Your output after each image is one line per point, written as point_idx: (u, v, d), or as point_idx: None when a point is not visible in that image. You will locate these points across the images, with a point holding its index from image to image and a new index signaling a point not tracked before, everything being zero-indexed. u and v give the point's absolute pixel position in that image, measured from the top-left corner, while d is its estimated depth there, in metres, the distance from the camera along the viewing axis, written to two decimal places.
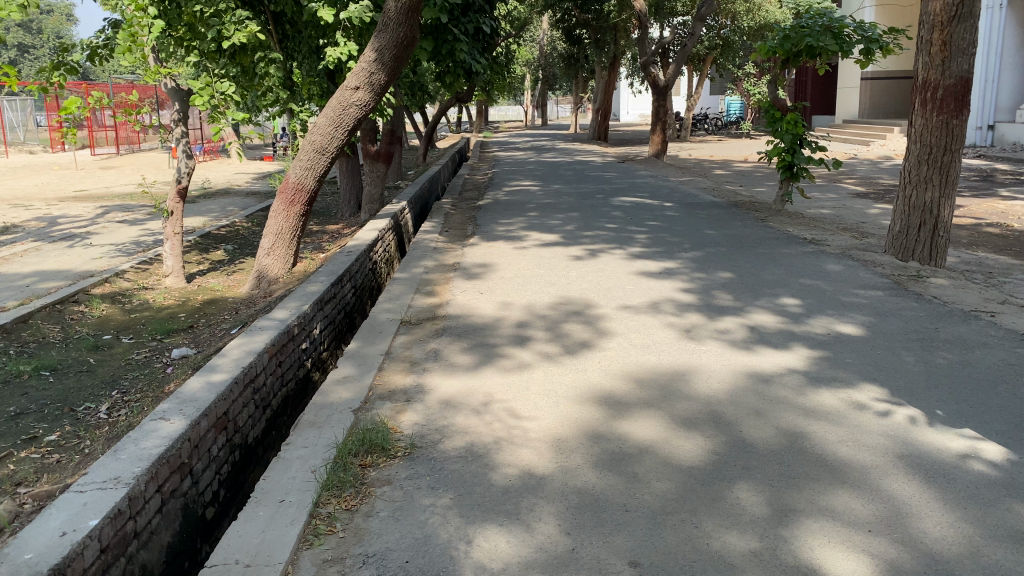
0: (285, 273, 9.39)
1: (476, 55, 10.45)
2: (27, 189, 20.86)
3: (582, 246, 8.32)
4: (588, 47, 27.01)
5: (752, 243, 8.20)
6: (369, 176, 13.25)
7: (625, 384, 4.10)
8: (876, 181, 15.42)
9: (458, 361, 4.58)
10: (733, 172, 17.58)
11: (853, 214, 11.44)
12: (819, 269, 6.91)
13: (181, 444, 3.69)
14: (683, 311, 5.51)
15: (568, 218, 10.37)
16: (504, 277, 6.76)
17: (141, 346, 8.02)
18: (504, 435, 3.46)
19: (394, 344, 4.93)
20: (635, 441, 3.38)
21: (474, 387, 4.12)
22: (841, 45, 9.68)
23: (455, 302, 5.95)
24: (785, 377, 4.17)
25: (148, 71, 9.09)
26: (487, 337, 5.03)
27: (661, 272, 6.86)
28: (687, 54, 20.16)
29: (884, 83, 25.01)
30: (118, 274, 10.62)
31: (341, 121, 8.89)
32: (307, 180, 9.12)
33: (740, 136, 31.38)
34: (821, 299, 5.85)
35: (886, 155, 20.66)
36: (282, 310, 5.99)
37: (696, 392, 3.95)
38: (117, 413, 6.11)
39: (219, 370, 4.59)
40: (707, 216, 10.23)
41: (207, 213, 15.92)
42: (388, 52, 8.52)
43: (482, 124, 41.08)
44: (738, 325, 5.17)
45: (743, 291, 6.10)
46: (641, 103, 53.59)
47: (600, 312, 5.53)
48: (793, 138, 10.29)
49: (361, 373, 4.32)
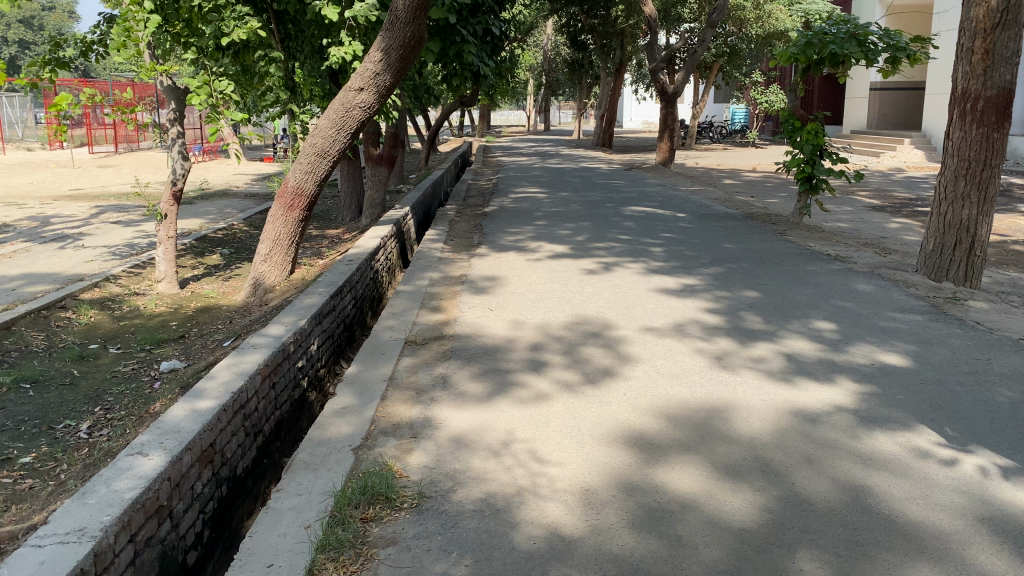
0: (282, 281, 8.98)
1: (485, 57, 10.04)
2: (22, 187, 20.44)
3: (595, 258, 7.91)
4: (595, 53, 26.63)
5: (775, 259, 7.79)
6: (370, 180, 12.87)
7: (658, 422, 3.69)
8: (890, 194, 15.03)
9: (469, 390, 4.16)
10: (743, 182, 17.20)
11: (872, 228, 11.04)
12: (849, 289, 6.51)
13: (159, 484, 3.28)
14: (712, 336, 5.10)
15: (578, 227, 9.97)
16: (515, 293, 6.35)
17: (128, 357, 7.60)
18: (527, 485, 3.06)
19: (398, 368, 4.52)
20: (675, 495, 2.99)
21: (489, 422, 3.71)
22: (867, 53, 9.27)
23: (464, 320, 5.54)
24: (833, 417, 3.77)
25: (142, 68, 8.63)
26: (500, 361, 4.62)
27: (682, 289, 6.45)
28: (695, 62, 19.65)
29: (894, 94, 24.68)
30: (109, 278, 10.20)
31: (343, 123, 8.48)
32: (307, 184, 8.71)
33: (747, 144, 31.02)
34: (858, 324, 5.45)
35: (897, 167, 20.28)
36: (277, 326, 5.58)
37: (739, 433, 3.56)
38: (98, 433, 5.68)
39: (206, 396, 4.18)
40: (723, 228, 9.83)
41: (204, 215, 15.51)
42: (394, 52, 8.12)
43: (484, 129, 40.66)
44: (771, 353, 4.78)
45: (772, 312, 5.70)
46: (645, 109, 53.28)
47: (621, 335, 5.13)
48: (813, 149, 9.88)
49: (363, 402, 3.91)
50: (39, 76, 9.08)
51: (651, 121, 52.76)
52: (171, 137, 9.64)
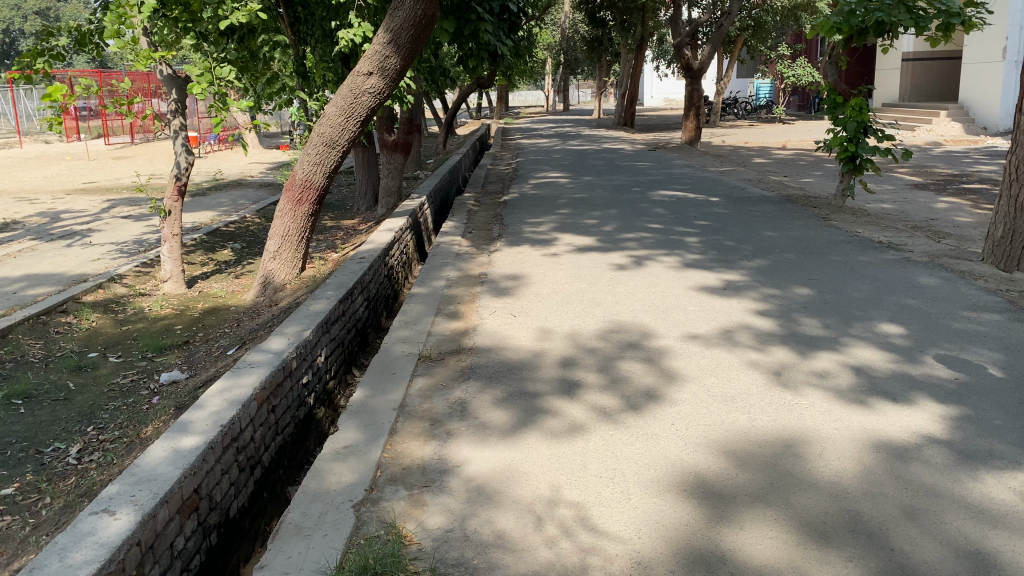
0: (293, 278, 8.41)
1: (501, 37, 9.50)
2: (35, 181, 20.09)
3: (625, 251, 7.31)
4: (615, 29, 25.82)
5: (821, 247, 7.15)
6: (386, 168, 12.31)
7: (718, 461, 3.14)
8: (932, 170, 14.24)
9: (491, 420, 3.59)
10: (774, 159, 16.47)
11: (919, 208, 10.32)
12: (911, 282, 5.87)
13: (125, 552, 2.76)
14: (766, 345, 4.50)
15: (606, 215, 9.37)
16: (540, 294, 5.77)
17: (128, 367, 7.12)
18: (571, 561, 2.52)
19: (411, 392, 3.96)
20: (751, 569, 2.45)
21: (517, 465, 3.15)
22: (916, 20, 8.48)
23: (484, 329, 4.96)
24: (926, 451, 3.19)
25: (139, 58, 8.05)
26: (526, 382, 4.04)
27: (726, 286, 5.85)
28: (721, 35, 18.81)
29: (928, 64, 23.69)
30: (114, 278, 9.72)
31: (352, 111, 7.87)
32: (316, 176, 8.10)
33: (773, 120, 30.13)
34: (930, 326, 4.82)
35: (934, 140, 19.41)
36: (279, 339, 5.04)
37: (817, 477, 3.00)
38: (88, 459, 5.19)
39: (190, 431, 3.66)
40: (761, 213, 9.17)
41: (216, 207, 15.04)
42: (404, 33, 7.55)
43: (502, 110, 39.91)
44: (836, 366, 4.17)
45: (830, 314, 5.07)
46: (666, 86, 52.41)
47: (662, 345, 4.54)
48: (857, 126, 9.15)
49: (368, 440, 3.36)
50: (32, 70, 8.51)
51: (673, 98, 51.75)
52: (172, 129, 9.07)
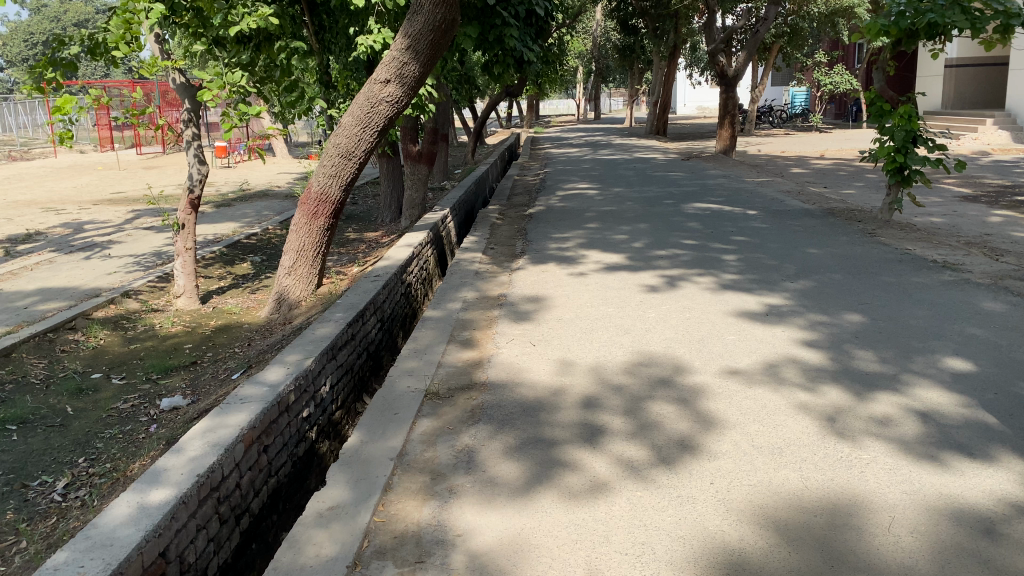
0: (308, 295, 7.98)
1: (528, 42, 9.02)
2: (65, 191, 20.07)
3: (656, 270, 6.81)
4: (647, 37, 25.36)
5: (870, 267, 6.60)
6: (409, 179, 11.90)
7: (766, 536, 2.65)
8: (981, 181, 13.55)
9: (500, 475, 3.14)
10: (813, 169, 15.87)
11: (971, 222, 9.70)
12: (974, 308, 5.31)
13: None
14: (815, 384, 3.98)
15: (636, 230, 8.90)
16: (562, 319, 5.31)
17: (131, 390, 6.75)
18: None
19: (412, 438, 3.51)
20: None
21: (527, 535, 2.71)
22: (973, 21, 7.88)
23: (500, 360, 4.50)
24: (1018, 525, 2.67)
25: (146, 64, 7.69)
26: (543, 426, 3.57)
27: (767, 311, 5.33)
28: (757, 42, 18.23)
29: (971, 71, 22.87)
30: (127, 294, 9.42)
31: (368, 120, 7.43)
32: (332, 189, 7.66)
33: (810, 129, 29.39)
34: (1001, 360, 4.27)
35: (981, 149, 18.62)
36: (277, 368, 4.61)
37: (884, 559, 2.50)
38: (74, 496, 4.80)
39: (162, 482, 3.26)
40: (802, 227, 8.64)
41: (240, 218, 14.78)
42: (423, 38, 7.15)
43: (531, 120, 39.43)
44: (899, 410, 3.64)
45: (886, 346, 4.54)
46: (699, 94, 51.79)
47: (696, 382, 4.05)
48: (906, 135, 8.56)
49: (357, 500, 2.94)
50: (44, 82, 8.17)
51: (706, 107, 51.08)
52: (186, 140, 8.73)
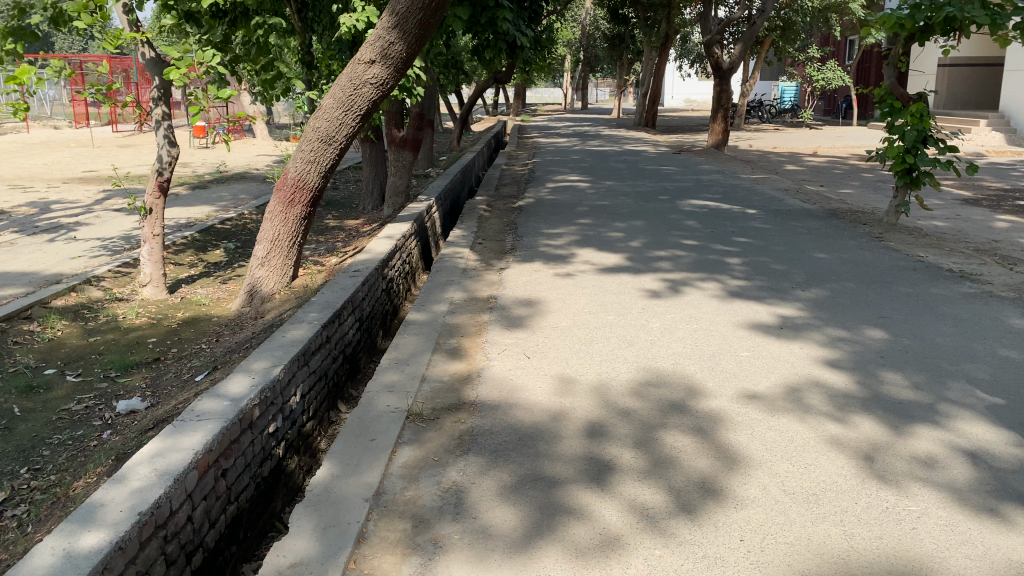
0: (282, 287, 7.45)
1: (521, 25, 8.49)
2: (35, 168, 19.30)
3: (656, 273, 6.37)
4: (638, 27, 24.88)
5: (883, 275, 6.20)
6: (393, 166, 11.37)
7: None
8: (979, 183, 13.23)
9: (494, 523, 2.69)
10: (808, 167, 15.50)
11: (977, 228, 9.34)
12: (1001, 326, 4.91)
13: None
14: (846, 414, 3.55)
15: (631, 227, 8.45)
16: (559, 328, 4.85)
17: (86, 389, 6.21)
18: None
19: (392, 472, 3.04)
20: None
21: None
22: (993, 16, 7.39)
23: (490, 375, 4.03)
24: None
25: (113, 37, 7.10)
26: (543, 460, 3.12)
27: (781, 323, 4.91)
28: (753, 35, 17.79)
29: (965, 71, 22.60)
30: (90, 280, 8.84)
31: (349, 103, 6.91)
32: (309, 175, 7.13)
33: (800, 125, 29.08)
34: None
35: (975, 151, 18.34)
36: (241, 378, 4.10)
37: None
38: (10, 515, 4.29)
39: (96, 523, 2.77)
40: (805, 229, 8.23)
41: (216, 202, 14.16)
42: (411, 16, 6.61)
43: (518, 108, 38.84)
44: (942, 448, 3.22)
45: (917, 368, 4.13)
46: (687, 87, 51.45)
47: (712, 407, 3.61)
48: (917, 135, 8.13)
49: (324, 555, 2.48)
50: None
51: (693, 100, 50.75)
52: (156, 119, 8.13)
